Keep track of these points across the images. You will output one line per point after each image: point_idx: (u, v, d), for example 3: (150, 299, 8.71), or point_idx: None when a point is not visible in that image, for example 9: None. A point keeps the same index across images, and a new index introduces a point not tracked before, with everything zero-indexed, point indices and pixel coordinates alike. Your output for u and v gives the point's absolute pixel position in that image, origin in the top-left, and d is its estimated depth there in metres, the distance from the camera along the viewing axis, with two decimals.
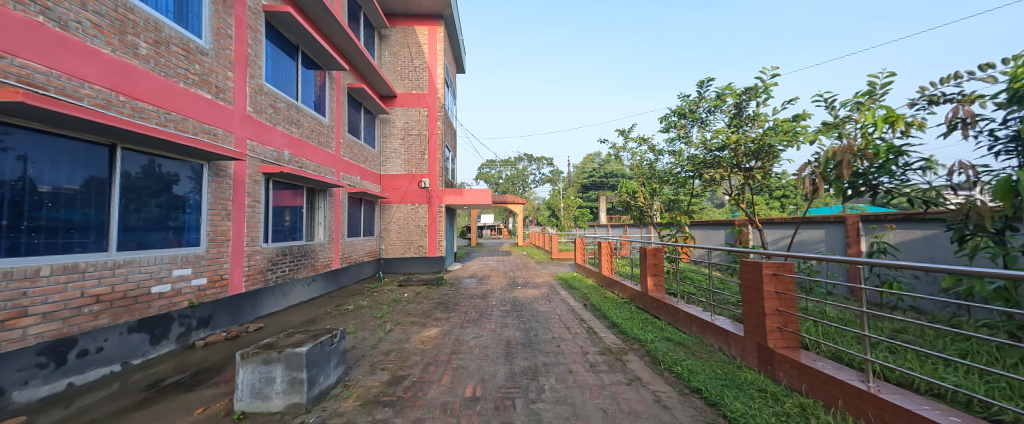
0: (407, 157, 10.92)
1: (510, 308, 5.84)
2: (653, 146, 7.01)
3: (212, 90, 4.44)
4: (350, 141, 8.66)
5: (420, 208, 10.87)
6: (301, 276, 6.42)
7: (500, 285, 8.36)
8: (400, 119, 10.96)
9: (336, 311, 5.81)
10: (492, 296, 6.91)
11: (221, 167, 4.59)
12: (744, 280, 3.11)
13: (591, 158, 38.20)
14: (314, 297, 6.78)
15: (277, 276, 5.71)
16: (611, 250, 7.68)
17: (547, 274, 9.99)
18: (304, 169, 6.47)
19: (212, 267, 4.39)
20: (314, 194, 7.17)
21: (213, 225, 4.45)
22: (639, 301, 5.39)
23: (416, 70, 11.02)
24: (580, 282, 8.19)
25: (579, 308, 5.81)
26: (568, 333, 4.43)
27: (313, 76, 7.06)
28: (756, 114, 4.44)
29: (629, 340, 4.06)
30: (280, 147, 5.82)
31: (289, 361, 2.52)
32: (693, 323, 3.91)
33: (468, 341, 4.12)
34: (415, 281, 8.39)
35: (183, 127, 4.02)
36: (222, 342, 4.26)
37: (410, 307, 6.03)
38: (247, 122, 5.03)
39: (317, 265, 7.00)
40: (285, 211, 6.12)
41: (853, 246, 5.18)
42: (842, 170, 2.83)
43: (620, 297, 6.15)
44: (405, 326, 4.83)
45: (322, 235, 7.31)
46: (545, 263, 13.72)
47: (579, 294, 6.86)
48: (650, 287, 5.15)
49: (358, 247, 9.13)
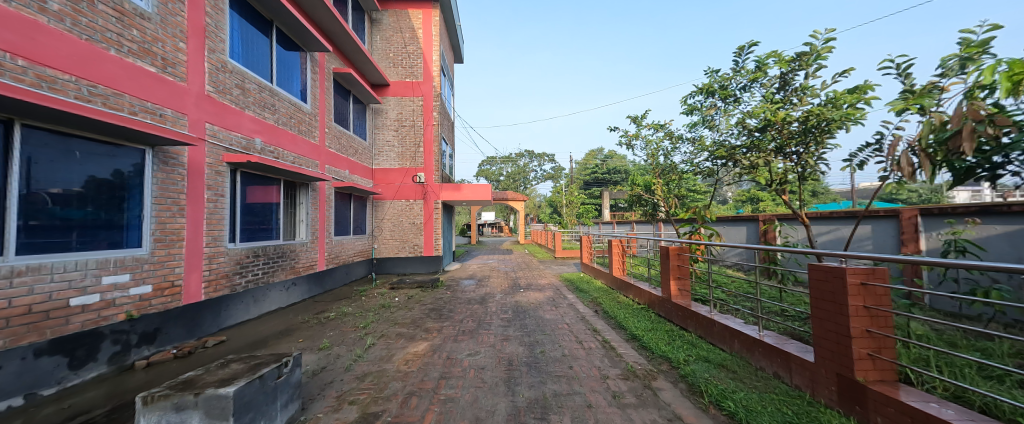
0: (401, 150, 10.23)
1: (512, 316, 5.13)
2: (672, 133, 6.27)
3: (157, 63, 3.73)
4: (337, 131, 7.95)
5: (414, 205, 10.19)
6: (278, 280, 5.73)
7: (501, 287, 7.68)
8: (393, 109, 10.24)
9: (316, 320, 5.12)
10: (492, 301, 6.21)
11: (171, 155, 3.89)
12: (816, 291, 2.41)
13: (595, 154, 37.35)
14: (294, 303, 6.09)
15: (247, 281, 5.03)
16: (622, 249, 6.97)
17: (552, 275, 9.29)
18: (280, 159, 5.77)
19: (159, 272, 3.71)
20: (294, 189, 6.48)
21: (160, 222, 3.75)
22: (661, 308, 4.68)
23: (410, 57, 10.31)
24: (588, 284, 7.49)
25: (590, 315, 5.12)
26: (580, 348, 3.73)
27: (292, 57, 6.34)
28: (806, 87, 3.72)
29: (656, 360, 3.36)
30: (250, 134, 5.12)
31: (209, 408, 1.82)
32: (735, 339, 3.21)
33: (462, 360, 3.43)
34: (408, 284, 7.71)
35: (116, 104, 3.31)
36: (170, 361, 3.57)
37: (399, 314, 5.36)
38: (205, 103, 4.33)
39: (297, 266, 6.32)
40: (258, 207, 5.41)
41: (910, 244, 4.52)
42: (960, 143, 2.08)
43: (636, 302, 5.45)
44: (389, 340, 4.13)
45: (304, 234, 6.62)
46: (548, 262, 13.02)
47: (588, 299, 6.16)
48: (674, 293, 4.44)
49: (348, 247, 8.46)
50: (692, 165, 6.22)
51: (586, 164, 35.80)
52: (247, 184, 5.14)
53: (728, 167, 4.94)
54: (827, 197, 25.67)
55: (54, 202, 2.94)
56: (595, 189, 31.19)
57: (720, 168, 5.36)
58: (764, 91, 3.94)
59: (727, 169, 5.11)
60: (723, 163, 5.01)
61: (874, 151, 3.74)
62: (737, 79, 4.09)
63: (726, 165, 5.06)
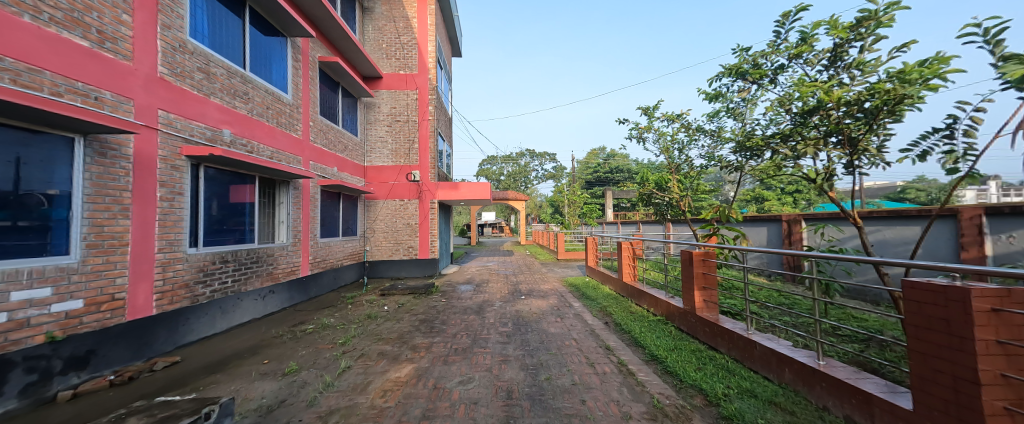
0: (394, 147, 9.65)
1: (512, 329, 4.54)
2: (689, 124, 5.66)
3: (93, 37, 3.16)
4: (323, 125, 7.37)
5: (409, 204, 9.62)
6: (251, 288, 5.15)
7: (501, 294, 7.09)
8: (386, 103, 9.67)
9: (291, 334, 4.55)
10: (490, 311, 5.62)
11: (113, 145, 3.31)
12: (918, 317, 1.81)
13: (597, 152, 36.66)
14: (271, 313, 5.51)
15: (213, 290, 4.45)
16: (633, 252, 6.33)
17: (555, 279, 8.71)
18: (254, 154, 5.20)
19: (92, 284, 3.12)
20: (274, 187, 5.91)
21: (96, 223, 3.16)
22: (682, 322, 4.09)
23: (404, 48, 9.73)
24: (595, 290, 6.91)
25: (600, 328, 4.54)
26: (593, 374, 3.14)
27: (270, 42, 5.75)
28: (863, 61, 3.12)
29: (685, 392, 2.76)
30: (216, 124, 4.54)
31: None
32: (785, 366, 2.61)
33: (451, 391, 2.83)
34: (400, 289, 7.13)
35: (32, 81, 2.74)
36: (105, 390, 3.00)
37: (385, 326, 4.79)
38: (157, 86, 3.75)
39: (276, 272, 5.74)
40: (227, 209, 4.80)
41: (971, 248, 4.22)
42: None
43: (652, 313, 4.85)
44: (368, 361, 3.54)
45: (285, 238, 6.04)
46: (551, 264, 12.42)
47: (596, 308, 5.56)
48: (698, 305, 3.84)
49: (336, 250, 7.88)
50: (713, 159, 5.61)
51: (587, 163, 35.14)
52: (215, 182, 4.57)
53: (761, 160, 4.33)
54: None
55: (4, 205, 2.68)
56: (597, 189, 30.57)
57: (748, 163, 4.74)
58: (809, 68, 3.38)
59: (756, 162, 4.50)
60: (754, 156, 4.39)
61: (942, 138, 3.14)
62: (776, 55, 3.51)
63: (755, 158, 4.45)
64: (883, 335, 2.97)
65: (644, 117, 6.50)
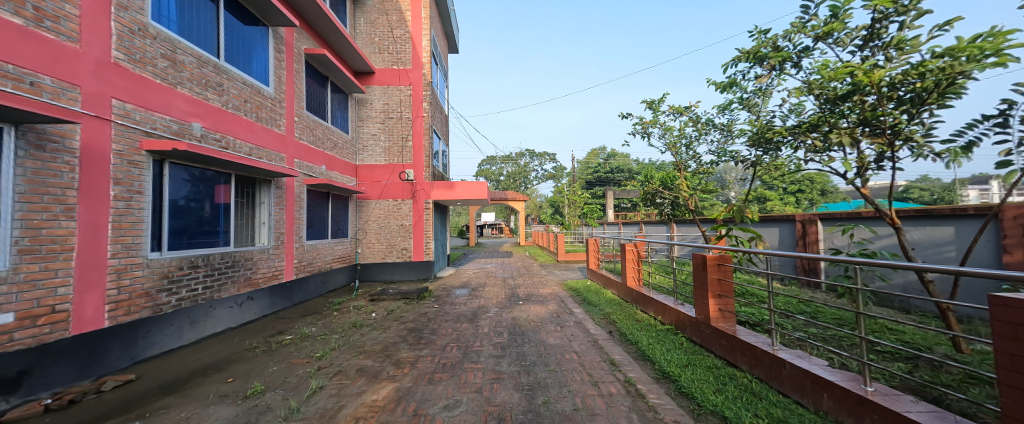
0: (387, 145, 9.27)
1: (508, 340, 4.14)
2: (698, 118, 5.27)
3: (31, 14, 2.79)
4: (310, 121, 7.00)
5: (402, 205, 9.24)
6: (226, 295, 4.77)
7: (498, 299, 6.70)
8: (379, 100, 9.28)
9: (265, 346, 4.16)
10: (484, 319, 5.22)
11: (56, 137, 2.94)
12: (1009, 342, 1.42)
13: (597, 152, 36.28)
14: (248, 321, 5.12)
15: (180, 299, 4.07)
16: (637, 254, 5.93)
17: (555, 283, 8.32)
18: (229, 150, 4.83)
19: (24, 294, 2.73)
20: (253, 185, 5.53)
21: (31, 225, 2.78)
22: (695, 333, 3.71)
23: (397, 42, 9.36)
24: (597, 294, 6.53)
25: (603, 339, 4.15)
26: (598, 396, 2.75)
27: (250, 32, 5.37)
28: (903, 39, 2.74)
29: (705, 419, 2.37)
30: (184, 117, 4.17)
31: None
32: (823, 392, 2.22)
33: (434, 418, 2.45)
34: (391, 294, 6.73)
35: None
36: (38, 416, 2.61)
37: (370, 337, 4.40)
38: (110, 72, 3.37)
39: (255, 277, 5.35)
40: (197, 210, 4.41)
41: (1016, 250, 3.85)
42: None
43: (660, 322, 4.44)
44: (344, 380, 3.15)
45: (266, 240, 5.66)
46: (550, 267, 12.02)
47: (599, 315, 5.18)
48: (713, 315, 3.46)
49: (325, 252, 7.50)
50: (725, 156, 5.22)
51: (588, 163, 34.73)
52: (183, 179, 4.19)
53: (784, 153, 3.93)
54: (835, 196, 24.72)
55: None
56: (597, 189, 30.19)
57: (769, 156, 4.33)
58: (840, 48, 3.01)
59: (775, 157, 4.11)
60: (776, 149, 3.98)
61: (993, 127, 2.75)
62: (802, 34, 3.14)
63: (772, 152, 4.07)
64: (931, 352, 2.58)
65: (648, 111, 6.11)
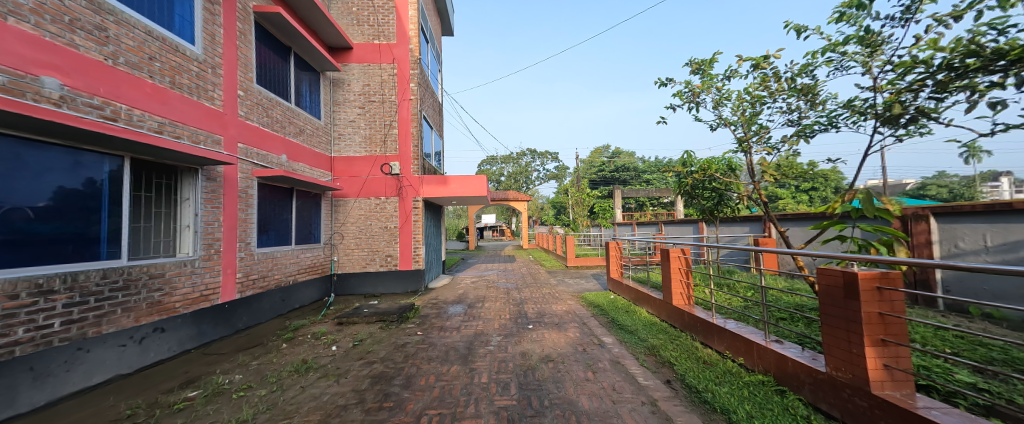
0: (368, 133, 7.85)
1: (517, 403, 2.68)
2: (777, 73, 3.79)
3: None
4: (262, 98, 5.58)
5: (387, 204, 7.82)
6: (112, 330, 3.33)
7: (501, 320, 5.25)
8: (358, 80, 7.86)
9: (146, 413, 2.71)
10: (482, 356, 3.73)
11: None
12: None
13: (599, 151, 34.92)
14: (152, 363, 3.69)
15: (8, 345, 2.62)
16: (686, 263, 4.39)
17: (569, 296, 6.88)
18: (118, 122, 3.41)
19: None
20: (173, 176, 4.12)
21: None
22: (830, 403, 2.23)
23: (379, 13, 7.97)
24: (629, 314, 5.07)
25: (668, 400, 2.67)
26: None
27: None
28: None
29: None
30: (22, 65, 2.73)
31: None
32: None
33: None
34: (364, 315, 5.24)
35: None
36: None
37: (310, 396, 2.92)
38: None
39: (170, 300, 3.92)
40: (150, 211, 3.86)
41: None
42: None
43: (745, 372, 2.93)
44: None
45: (191, 249, 4.26)
46: (558, 274, 10.51)
47: (644, 349, 3.72)
48: (874, 377, 1.98)
49: (286, 262, 6.05)
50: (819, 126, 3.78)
51: (590, 162, 33.31)
52: (144, 181, 3.77)
53: (972, 92, 2.79)
54: None
55: None
56: (601, 189, 28.82)
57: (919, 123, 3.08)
58: None
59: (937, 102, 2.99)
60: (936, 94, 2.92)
61: None
62: None
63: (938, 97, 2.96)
64: None
65: (696, 75, 4.66)
